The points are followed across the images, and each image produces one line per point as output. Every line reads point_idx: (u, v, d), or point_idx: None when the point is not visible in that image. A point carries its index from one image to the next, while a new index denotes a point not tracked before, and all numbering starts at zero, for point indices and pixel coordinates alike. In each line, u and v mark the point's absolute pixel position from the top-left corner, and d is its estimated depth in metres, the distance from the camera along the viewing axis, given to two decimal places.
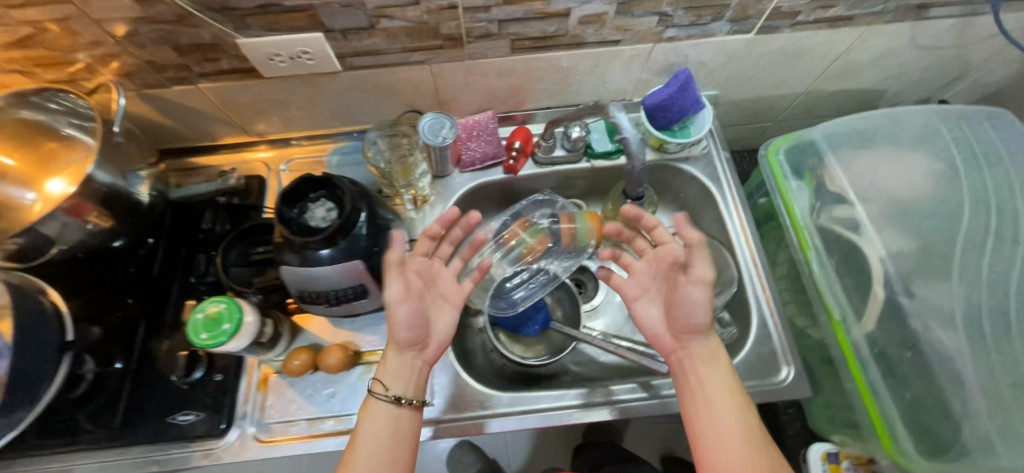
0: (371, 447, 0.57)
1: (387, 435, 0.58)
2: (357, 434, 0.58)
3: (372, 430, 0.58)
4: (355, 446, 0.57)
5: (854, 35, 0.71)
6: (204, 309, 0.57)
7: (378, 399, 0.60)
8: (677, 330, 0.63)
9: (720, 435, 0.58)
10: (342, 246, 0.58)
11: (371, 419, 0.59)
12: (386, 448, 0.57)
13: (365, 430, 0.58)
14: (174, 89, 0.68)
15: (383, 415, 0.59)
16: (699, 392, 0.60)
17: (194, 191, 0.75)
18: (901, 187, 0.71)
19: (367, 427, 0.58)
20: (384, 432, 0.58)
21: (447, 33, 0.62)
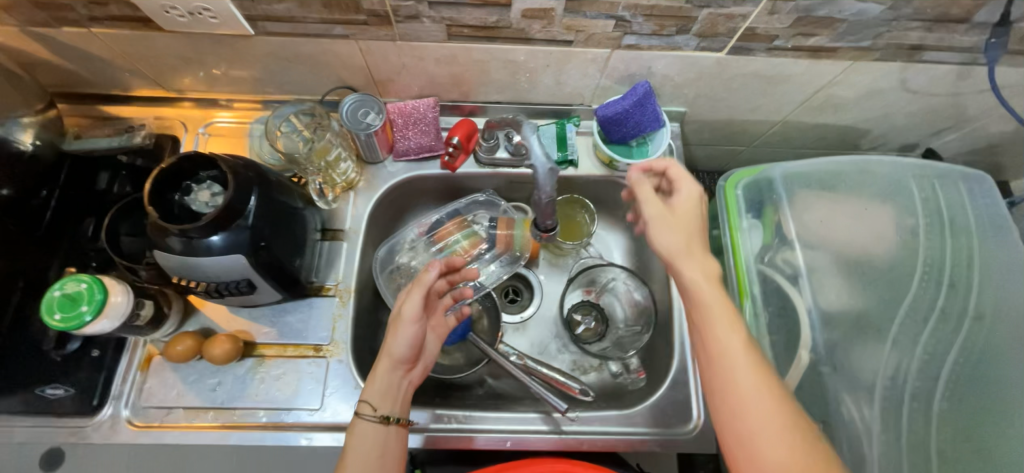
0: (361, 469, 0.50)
1: (380, 454, 0.52)
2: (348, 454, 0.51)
3: (359, 451, 0.51)
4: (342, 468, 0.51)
5: (837, 68, 0.64)
6: (63, 287, 0.52)
7: (369, 419, 0.53)
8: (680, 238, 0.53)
9: (735, 371, 0.46)
10: (219, 239, 0.52)
11: (360, 440, 0.52)
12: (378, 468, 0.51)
13: (354, 451, 0.51)
14: (64, 30, 0.60)
15: (374, 436, 0.52)
16: (699, 327, 0.50)
17: (93, 145, 0.69)
18: (853, 247, 0.66)
19: (355, 448, 0.51)
20: (376, 453, 0.52)
21: (369, 8, 0.54)
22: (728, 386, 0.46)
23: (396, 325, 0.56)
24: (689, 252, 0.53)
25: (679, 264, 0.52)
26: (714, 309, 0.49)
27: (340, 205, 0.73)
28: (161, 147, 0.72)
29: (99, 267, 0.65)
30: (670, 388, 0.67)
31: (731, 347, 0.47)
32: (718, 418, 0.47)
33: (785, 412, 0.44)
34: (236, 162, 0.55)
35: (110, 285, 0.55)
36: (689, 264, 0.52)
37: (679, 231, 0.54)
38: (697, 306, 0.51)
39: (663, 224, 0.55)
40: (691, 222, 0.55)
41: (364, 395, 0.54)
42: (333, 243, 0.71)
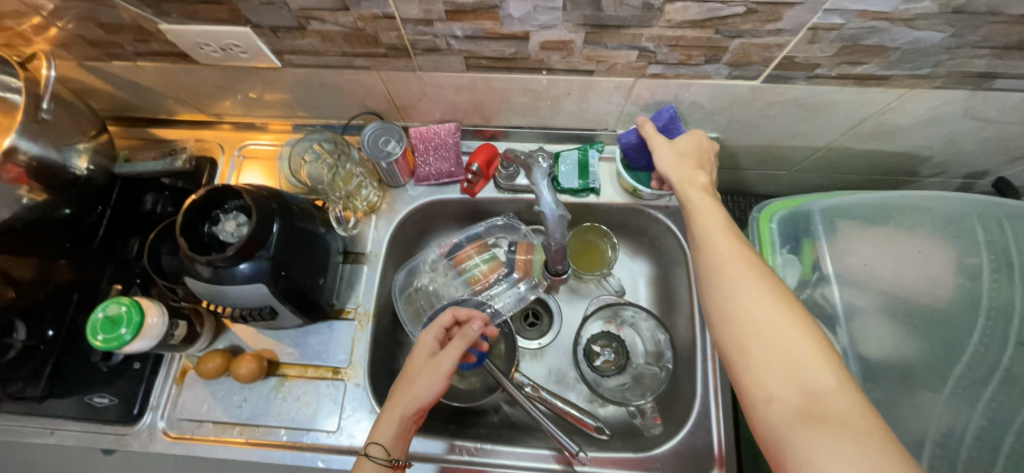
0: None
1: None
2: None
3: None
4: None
5: (889, 96, 0.58)
6: (105, 310, 0.56)
7: (376, 462, 0.50)
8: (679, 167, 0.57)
9: (729, 266, 0.47)
10: (241, 269, 0.54)
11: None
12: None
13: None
14: (113, 64, 0.65)
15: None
16: (694, 230, 0.52)
17: (141, 169, 0.73)
18: (903, 291, 0.60)
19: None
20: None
21: (388, 43, 0.55)
22: (723, 278, 0.46)
23: (421, 375, 0.55)
24: (684, 168, 0.58)
25: (672, 177, 0.58)
26: (704, 209, 0.53)
27: (361, 229, 0.74)
28: (201, 169, 0.76)
29: (142, 283, 0.69)
30: (690, 433, 0.64)
31: (721, 248, 0.48)
32: (710, 312, 0.47)
33: (784, 302, 0.44)
34: (259, 193, 0.57)
35: (146, 307, 0.58)
36: (683, 174, 0.57)
37: (675, 152, 0.59)
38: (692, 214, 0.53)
39: (664, 149, 0.60)
40: (686, 148, 0.60)
41: (376, 435, 0.52)
42: (355, 266, 0.72)
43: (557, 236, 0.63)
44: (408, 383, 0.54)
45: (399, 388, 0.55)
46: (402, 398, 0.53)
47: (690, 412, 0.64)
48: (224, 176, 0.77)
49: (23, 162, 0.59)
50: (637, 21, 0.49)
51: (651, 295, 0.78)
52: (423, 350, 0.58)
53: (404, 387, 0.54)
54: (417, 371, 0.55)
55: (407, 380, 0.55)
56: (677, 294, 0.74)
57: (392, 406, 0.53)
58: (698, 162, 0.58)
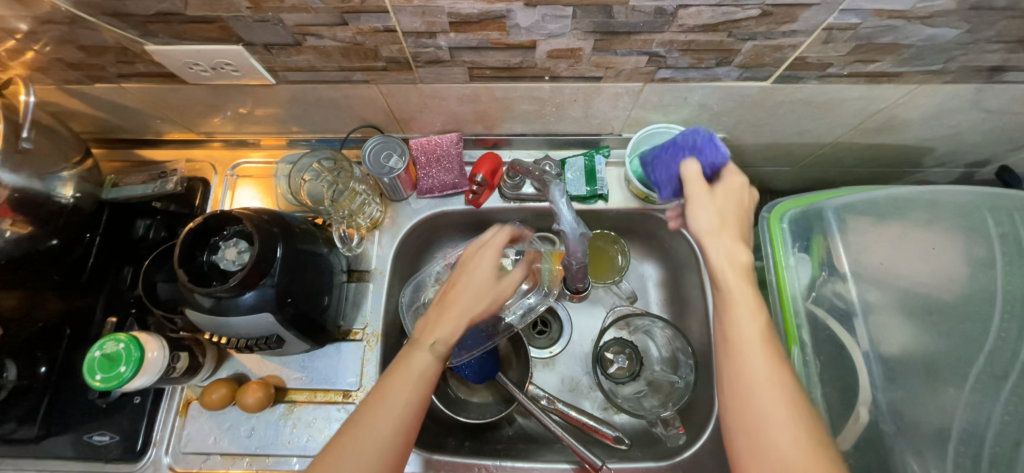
0: (383, 429, 0.46)
1: (405, 418, 0.47)
2: (377, 400, 0.47)
3: (389, 407, 0.47)
4: (365, 417, 0.46)
5: (899, 92, 0.58)
6: (101, 348, 0.53)
7: (426, 362, 0.49)
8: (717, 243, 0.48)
9: (758, 388, 0.43)
10: (248, 296, 0.52)
11: (390, 394, 0.47)
12: (397, 432, 0.46)
13: (382, 407, 0.47)
14: (96, 86, 0.62)
15: (409, 384, 0.48)
16: (721, 319, 0.47)
17: (129, 193, 0.71)
18: (916, 286, 0.59)
19: (388, 400, 0.47)
20: (400, 421, 0.46)
21: (388, 56, 0.52)
22: (750, 402, 0.43)
23: (484, 293, 0.53)
24: (727, 237, 0.49)
25: (710, 246, 0.49)
26: (741, 305, 0.47)
27: (364, 247, 0.72)
28: (193, 191, 0.74)
29: (138, 313, 0.66)
30: (711, 438, 0.63)
31: (755, 367, 0.44)
32: (726, 418, 0.45)
33: (796, 420, 0.42)
34: (260, 217, 0.55)
35: (145, 341, 0.56)
36: (722, 248, 0.48)
37: (717, 213, 0.50)
38: (726, 310, 0.47)
39: (702, 205, 0.50)
40: (729, 208, 0.50)
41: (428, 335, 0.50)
42: (360, 284, 0.70)
43: (577, 254, 0.61)
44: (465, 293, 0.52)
45: (454, 301, 0.52)
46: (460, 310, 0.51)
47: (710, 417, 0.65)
48: (218, 196, 0.75)
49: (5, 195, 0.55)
50: (649, 26, 0.47)
51: (663, 298, 0.77)
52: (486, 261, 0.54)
53: (458, 290, 0.53)
54: (472, 285, 0.53)
55: (466, 281, 0.53)
56: (690, 298, 0.73)
57: (444, 317, 0.51)
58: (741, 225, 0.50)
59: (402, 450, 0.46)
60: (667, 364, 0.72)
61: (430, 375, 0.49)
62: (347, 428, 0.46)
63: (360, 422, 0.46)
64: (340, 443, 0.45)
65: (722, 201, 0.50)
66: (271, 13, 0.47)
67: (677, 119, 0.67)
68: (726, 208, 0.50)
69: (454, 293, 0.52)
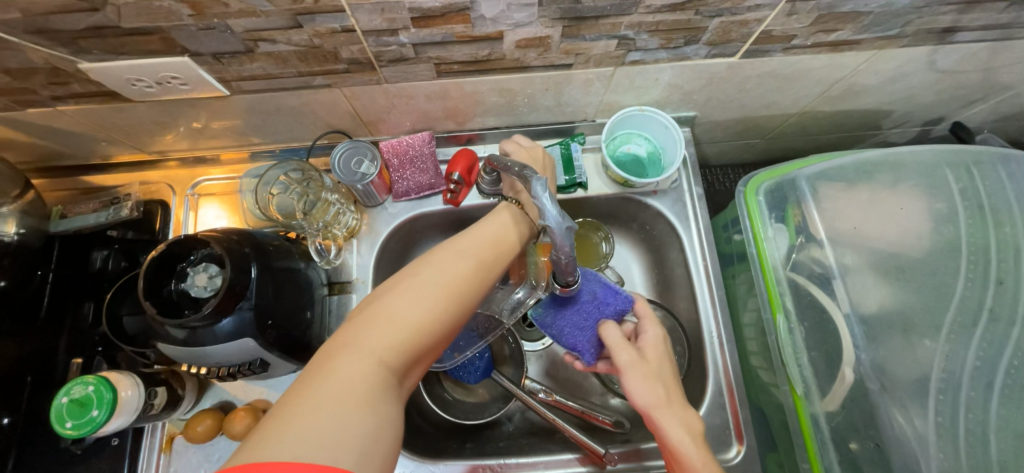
0: (424, 291, 0.42)
1: (449, 286, 0.44)
2: (415, 270, 0.44)
3: (430, 272, 0.44)
4: (405, 282, 0.43)
5: (860, 58, 0.59)
6: (69, 393, 0.50)
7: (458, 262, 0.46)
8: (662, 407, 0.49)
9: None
10: (225, 322, 0.49)
11: (430, 270, 0.44)
12: (440, 297, 0.42)
13: (421, 275, 0.43)
14: (28, 111, 0.57)
15: (448, 273, 0.44)
16: None
17: (82, 223, 0.66)
18: (889, 246, 0.62)
19: (429, 268, 0.44)
20: (443, 291, 0.43)
21: (349, 58, 0.50)
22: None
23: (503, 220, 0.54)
24: (672, 407, 0.49)
25: (661, 418, 0.49)
26: (690, 464, 0.47)
27: (343, 258, 0.69)
28: (151, 214, 0.70)
29: (105, 350, 0.63)
30: (708, 412, 0.64)
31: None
32: None
33: None
34: (228, 238, 0.52)
35: (117, 380, 0.52)
36: (671, 420, 0.49)
37: (657, 381, 0.50)
38: (676, 462, 0.48)
39: (640, 376, 0.50)
40: (662, 369, 0.52)
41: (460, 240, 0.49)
42: (342, 296, 0.68)
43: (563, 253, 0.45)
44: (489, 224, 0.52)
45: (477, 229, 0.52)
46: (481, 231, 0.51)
47: (705, 393, 0.65)
48: (181, 218, 0.71)
49: None
50: (616, 9, 0.46)
51: (648, 280, 0.78)
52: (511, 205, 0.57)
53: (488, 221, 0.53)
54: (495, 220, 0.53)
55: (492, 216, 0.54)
56: (675, 277, 0.73)
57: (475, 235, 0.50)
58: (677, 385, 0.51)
59: (444, 317, 0.42)
60: None
61: (475, 257, 0.48)
62: (386, 292, 0.42)
63: (403, 286, 0.42)
64: (377, 314, 0.40)
65: (646, 349, 0.53)
66: (216, 19, 0.43)
67: (649, 101, 0.67)
68: (647, 354, 0.52)
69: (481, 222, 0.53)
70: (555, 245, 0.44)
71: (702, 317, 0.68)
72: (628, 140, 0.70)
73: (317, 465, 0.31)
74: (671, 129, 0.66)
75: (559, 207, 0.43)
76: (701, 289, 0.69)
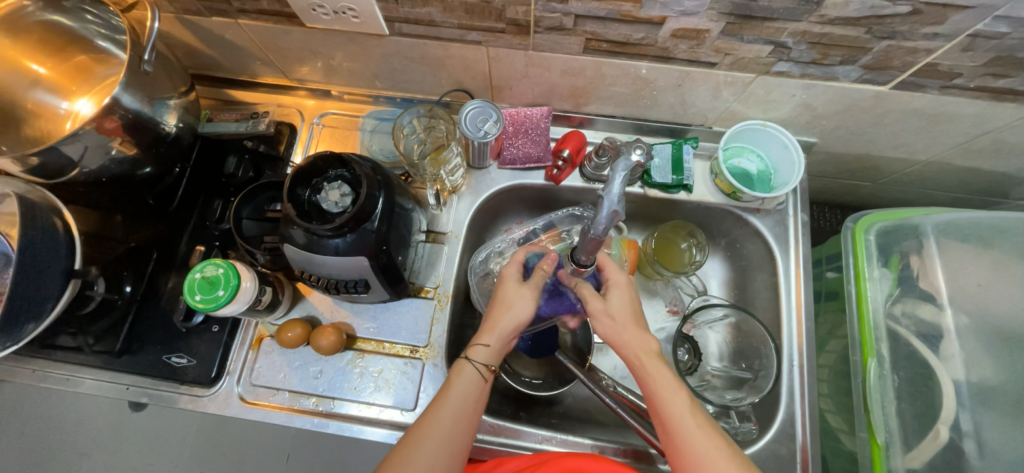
0: (454, 412, 0.52)
1: (471, 401, 0.53)
2: (439, 409, 0.52)
3: (455, 402, 0.52)
4: (435, 411, 0.52)
5: (1019, 113, 0.56)
6: (202, 271, 0.56)
7: (476, 368, 0.54)
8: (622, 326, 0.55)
9: (685, 429, 0.49)
10: (350, 237, 0.53)
11: (457, 389, 0.53)
12: (454, 435, 0.51)
13: (452, 395, 0.53)
14: (213, 19, 0.63)
15: (469, 386, 0.54)
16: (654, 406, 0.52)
17: (224, 130, 0.73)
18: (1010, 315, 0.59)
19: (453, 395, 0.53)
20: (467, 398, 0.53)
21: (512, 18, 0.53)
22: (682, 441, 0.49)
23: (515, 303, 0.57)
24: (629, 327, 0.55)
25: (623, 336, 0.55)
26: (659, 378, 0.52)
27: (442, 209, 0.72)
28: (280, 134, 0.76)
29: (223, 246, 0.68)
30: (773, 440, 0.62)
31: (676, 408, 0.50)
32: None
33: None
34: (365, 164, 0.56)
35: (240, 271, 0.58)
36: (633, 335, 0.55)
37: (623, 303, 0.57)
38: (644, 372, 0.53)
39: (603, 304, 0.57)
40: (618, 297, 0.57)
41: (480, 339, 0.56)
42: (435, 245, 0.71)
43: (599, 234, 0.45)
44: (512, 312, 0.56)
45: (492, 315, 0.57)
46: (498, 327, 0.56)
47: (774, 418, 0.63)
48: (304, 142, 0.76)
49: (120, 115, 0.57)
50: (788, 13, 0.47)
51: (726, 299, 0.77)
52: (510, 282, 0.59)
53: (503, 313, 0.57)
54: (515, 303, 0.57)
55: (504, 305, 0.57)
56: (758, 299, 0.72)
57: (492, 320, 0.57)
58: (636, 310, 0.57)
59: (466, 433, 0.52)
60: (727, 359, 0.71)
61: (474, 380, 0.54)
62: (423, 421, 0.51)
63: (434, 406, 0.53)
64: (424, 416, 0.52)
65: (615, 290, 0.58)
66: None
67: (774, 118, 0.66)
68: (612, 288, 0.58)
69: (492, 313, 0.57)
70: (594, 218, 0.43)
71: (787, 343, 0.66)
72: (739, 154, 0.70)
73: None
74: (792, 150, 0.65)
75: (623, 194, 0.42)
76: (789, 316, 0.67)
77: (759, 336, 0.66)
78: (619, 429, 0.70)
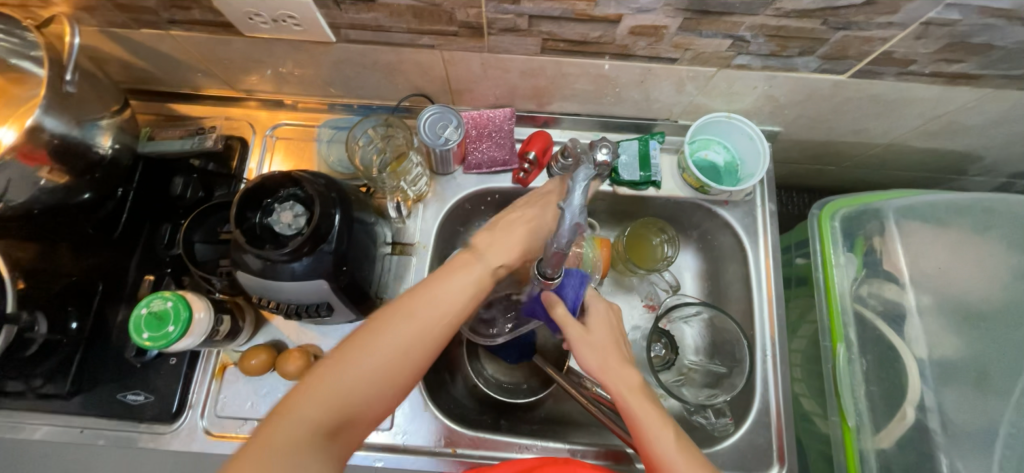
0: (397, 342, 0.43)
1: (416, 330, 0.44)
2: (380, 330, 0.43)
3: (393, 336, 0.43)
4: (371, 339, 0.43)
5: (972, 96, 0.57)
6: (149, 306, 0.52)
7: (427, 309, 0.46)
8: (606, 362, 0.51)
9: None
10: (306, 260, 0.51)
11: (400, 324, 0.44)
12: (396, 361, 0.43)
13: (392, 331, 0.44)
14: (143, 32, 0.59)
15: (412, 322, 0.45)
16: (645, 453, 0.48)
17: (166, 148, 0.68)
18: (967, 292, 0.61)
19: (393, 331, 0.44)
20: (412, 334, 0.44)
21: (463, 21, 0.50)
22: None
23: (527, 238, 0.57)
24: (614, 365, 0.51)
25: (608, 380, 0.51)
26: (645, 417, 0.48)
27: (409, 220, 0.70)
28: (230, 150, 0.71)
29: (174, 273, 0.64)
30: (750, 430, 0.63)
31: (663, 447, 0.47)
32: None
33: None
34: (317, 181, 0.53)
35: (192, 302, 0.54)
36: (617, 372, 0.51)
37: (598, 346, 0.52)
38: (632, 419, 0.49)
39: (587, 348, 0.52)
40: (604, 337, 0.53)
41: (479, 250, 0.54)
42: (402, 257, 0.69)
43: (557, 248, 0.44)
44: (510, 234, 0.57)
45: (503, 238, 0.56)
46: (503, 244, 0.56)
47: (750, 409, 0.64)
48: (256, 159, 0.72)
49: (45, 141, 0.53)
50: (744, 7, 0.46)
51: (701, 291, 0.77)
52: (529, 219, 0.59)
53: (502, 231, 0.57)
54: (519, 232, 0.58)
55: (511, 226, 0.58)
56: (731, 290, 0.73)
57: (466, 272, 0.50)
58: (621, 350, 0.53)
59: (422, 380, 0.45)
60: (703, 354, 0.71)
61: (418, 318, 0.45)
62: (363, 336, 0.43)
63: (374, 329, 0.44)
64: (369, 328, 0.44)
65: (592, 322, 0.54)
66: None
67: (738, 109, 0.65)
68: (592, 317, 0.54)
69: (501, 225, 0.58)
70: (555, 230, 0.42)
71: (759, 334, 0.67)
72: (706, 146, 0.69)
73: (383, 377, 0.42)
74: (756, 141, 0.65)
75: (584, 206, 0.40)
76: (760, 305, 0.68)
77: (733, 334, 0.66)
78: (602, 430, 0.70)
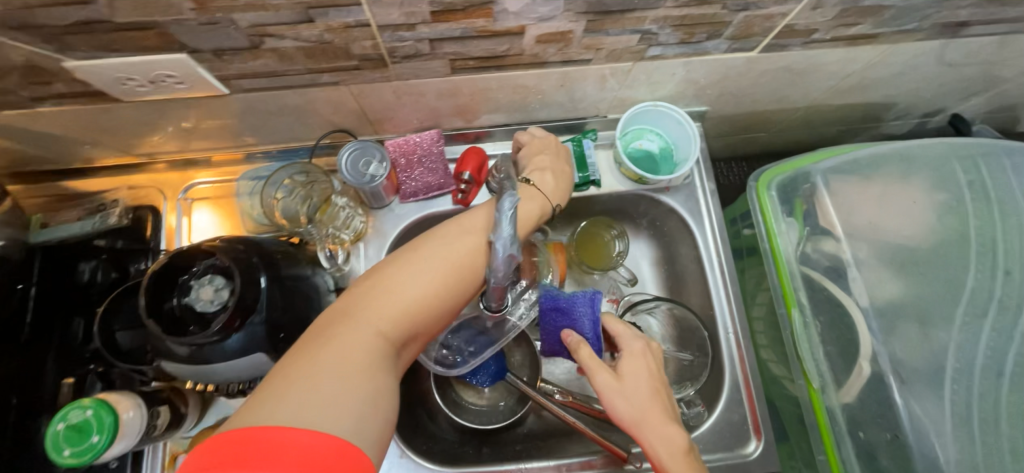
0: (464, 245, 0.48)
1: (482, 238, 0.49)
2: (457, 222, 0.50)
3: (465, 241, 0.48)
4: (445, 238, 0.48)
5: (875, 52, 0.59)
6: (66, 419, 0.47)
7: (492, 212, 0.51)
8: (645, 419, 0.49)
9: None
10: (238, 336, 0.47)
11: (472, 231, 0.49)
12: (459, 269, 0.47)
13: (467, 235, 0.49)
14: (6, 113, 0.53)
15: (481, 226, 0.50)
16: None
17: (65, 232, 0.61)
18: (899, 239, 0.63)
19: (466, 234, 0.49)
20: (478, 245, 0.48)
21: (361, 54, 0.47)
22: None
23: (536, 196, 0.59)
24: (652, 420, 0.49)
25: (643, 434, 0.49)
26: None
27: (352, 263, 0.66)
28: (141, 221, 0.65)
29: (99, 368, 0.58)
30: (725, 409, 0.64)
31: None
32: None
33: None
34: (234, 249, 0.49)
35: (117, 402, 0.49)
36: (658, 432, 0.48)
37: (634, 398, 0.50)
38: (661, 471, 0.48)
39: (619, 397, 0.50)
40: (640, 386, 0.51)
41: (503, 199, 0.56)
42: None
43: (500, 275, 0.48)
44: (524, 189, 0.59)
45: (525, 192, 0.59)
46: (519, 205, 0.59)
47: (721, 389, 0.65)
48: (172, 224, 0.66)
49: None
50: (644, 2, 0.45)
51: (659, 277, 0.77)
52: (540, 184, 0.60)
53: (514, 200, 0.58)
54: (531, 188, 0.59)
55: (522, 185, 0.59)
56: (686, 273, 0.73)
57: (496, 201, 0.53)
58: (662, 402, 0.50)
59: (460, 300, 0.47)
60: (673, 342, 0.69)
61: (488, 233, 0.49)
62: (436, 234, 0.49)
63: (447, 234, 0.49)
64: (449, 225, 0.50)
65: (626, 370, 0.52)
66: (220, 14, 0.40)
67: (662, 96, 0.65)
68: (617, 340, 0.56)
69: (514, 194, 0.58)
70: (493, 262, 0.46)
71: (718, 312, 0.68)
72: (639, 136, 0.69)
73: (400, 304, 0.43)
74: (686, 125, 0.65)
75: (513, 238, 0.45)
76: (715, 283, 0.69)
77: (690, 320, 0.68)
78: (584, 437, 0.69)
